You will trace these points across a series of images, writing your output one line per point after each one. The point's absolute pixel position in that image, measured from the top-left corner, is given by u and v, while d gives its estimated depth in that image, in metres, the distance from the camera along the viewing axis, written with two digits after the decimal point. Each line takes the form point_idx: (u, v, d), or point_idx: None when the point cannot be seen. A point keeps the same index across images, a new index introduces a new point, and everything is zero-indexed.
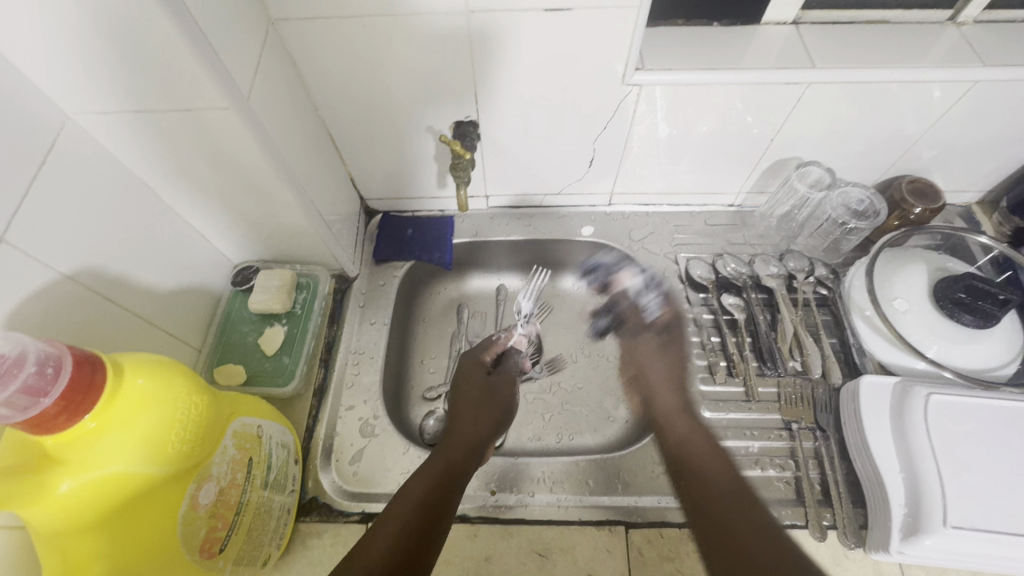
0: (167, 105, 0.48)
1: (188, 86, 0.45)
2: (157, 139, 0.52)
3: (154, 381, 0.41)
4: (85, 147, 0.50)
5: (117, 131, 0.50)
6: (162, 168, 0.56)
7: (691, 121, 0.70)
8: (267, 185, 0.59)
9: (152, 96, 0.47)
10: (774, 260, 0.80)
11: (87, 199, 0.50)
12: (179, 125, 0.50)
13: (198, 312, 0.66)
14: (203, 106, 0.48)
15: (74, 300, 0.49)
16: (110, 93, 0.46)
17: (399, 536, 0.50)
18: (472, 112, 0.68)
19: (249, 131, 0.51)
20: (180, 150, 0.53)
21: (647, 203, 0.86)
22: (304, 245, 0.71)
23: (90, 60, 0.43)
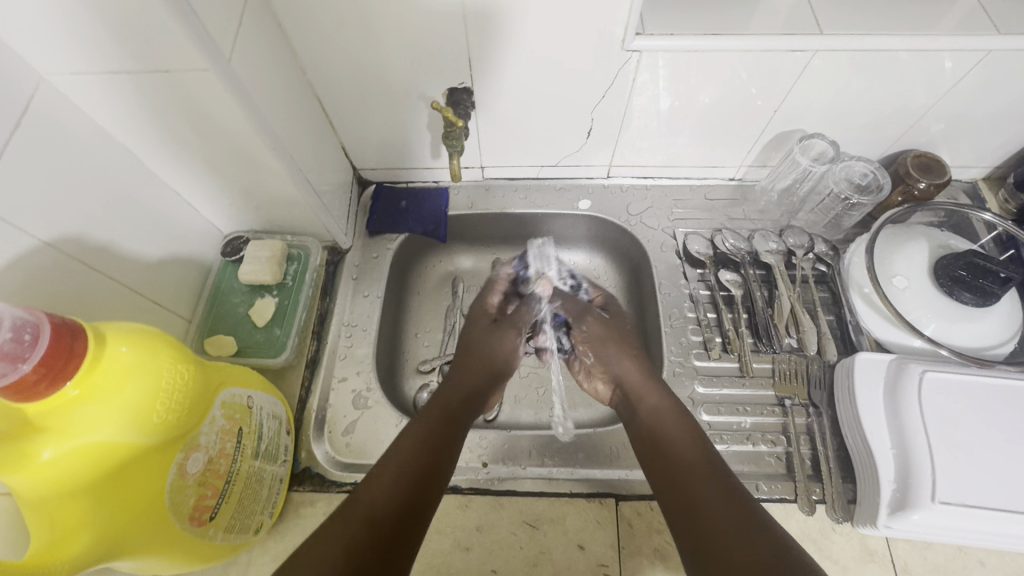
0: (145, 65, 0.46)
1: (166, 45, 0.43)
2: (136, 101, 0.50)
3: (138, 349, 0.41)
4: (62, 110, 0.48)
5: (95, 93, 0.49)
6: (145, 133, 0.54)
7: (693, 91, 0.68)
8: (254, 151, 0.57)
9: (129, 56, 0.45)
10: (773, 236, 0.79)
11: (66, 164, 0.48)
12: (160, 87, 0.48)
13: (186, 282, 0.65)
14: (182, 67, 0.46)
15: (56, 268, 0.48)
16: (83, 51, 0.44)
17: (396, 486, 0.48)
18: (467, 78, 0.66)
19: (232, 94, 0.49)
20: (162, 113, 0.52)
21: (647, 176, 0.84)
22: (296, 216, 0.70)
23: (62, 16, 0.41)
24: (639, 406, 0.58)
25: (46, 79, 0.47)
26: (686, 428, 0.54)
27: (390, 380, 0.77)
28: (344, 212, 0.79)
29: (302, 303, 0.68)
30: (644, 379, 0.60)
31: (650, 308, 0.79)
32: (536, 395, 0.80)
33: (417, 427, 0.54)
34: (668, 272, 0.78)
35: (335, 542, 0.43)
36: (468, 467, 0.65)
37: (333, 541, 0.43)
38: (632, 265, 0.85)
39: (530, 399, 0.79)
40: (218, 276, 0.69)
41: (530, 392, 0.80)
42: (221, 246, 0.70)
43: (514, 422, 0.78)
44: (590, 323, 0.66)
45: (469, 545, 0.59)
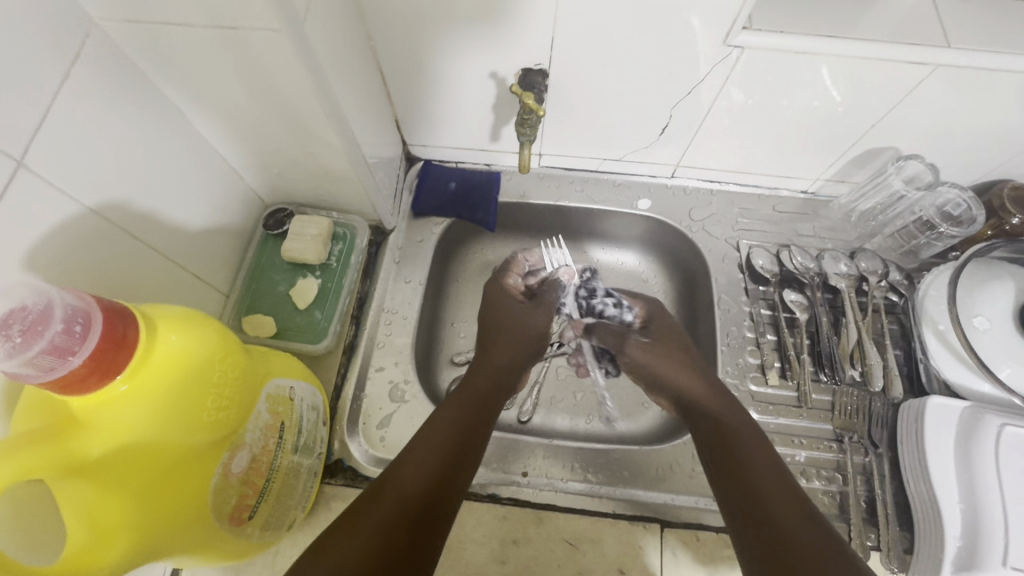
0: (207, 19, 0.41)
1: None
2: (192, 57, 0.45)
3: (190, 340, 0.37)
4: (110, 61, 0.43)
5: (149, 44, 0.43)
6: (197, 91, 0.49)
7: (785, 95, 0.62)
8: (313, 121, 0.52)
9: (192, 7, 0.40)
10: (845, 258, 0.74)
11: (113, 123, 0.44)
12: (223, 44, 0.43)
13: (225, 253, 0.61)
14: (250, 25, 0.41)
15: (98, 237, 0.44)
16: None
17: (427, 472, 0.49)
18: (544, 60, 0.60)
19: (301, 60, 0.44)
20: (221, 72, 0.46)
21: (714, 180, 0.78)
22: (344, 191, 0.65)
23: None
24: (702, 415, 0.60)
25: (94, 24, 0.41)
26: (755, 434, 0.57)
27: (425, 370, 0.74)
28: (391, 189, 0.74)
29: (347, 286, 0.64)
30: (707, 390, 0.62)
31: (704, 322, 0.75)
32: (573, 399, 0.78)
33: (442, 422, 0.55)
34: (728, 286, 0.74)
35: (366, 527, 0.44)
36: (510, 478, 0.62)
37: (376, 526, 0.44)
38: (686, 273, 0.80)
39: (568, 402, 0.78)
40: (259, 249, 0.65)
41: (567, 395, 0.78)
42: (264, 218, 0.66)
43: (552, 428, 0.76)
44: (631, 350, 0.72)
45: (505, 559, 0.57)
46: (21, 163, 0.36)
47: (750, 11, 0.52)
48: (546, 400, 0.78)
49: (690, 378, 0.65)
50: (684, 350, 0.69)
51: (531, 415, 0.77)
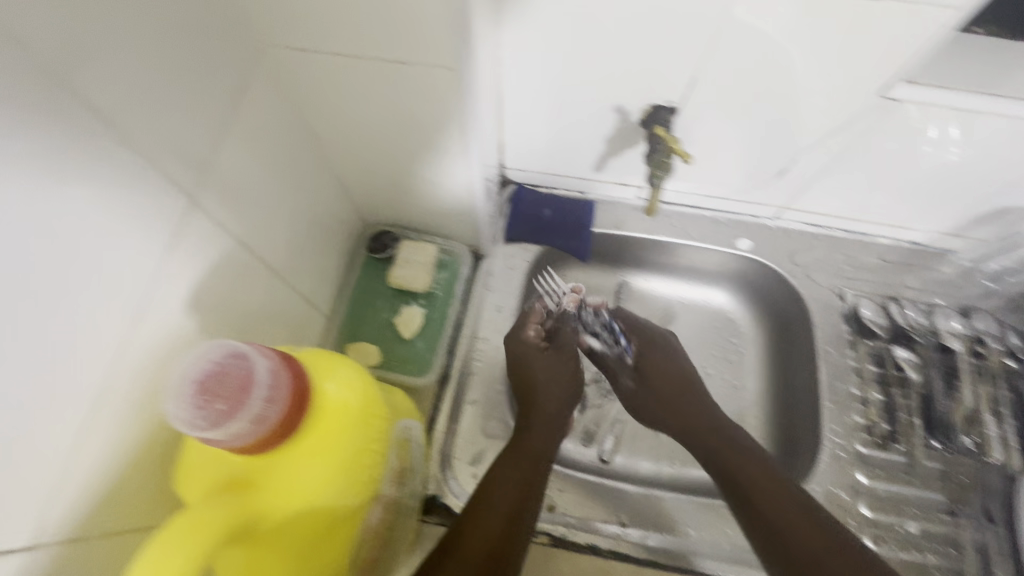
0: (383, 57, 0.42)
1: (420, 43, 0.40)
2: (350, 91, 0.46)
3: (353, 395, 0.37)
4: (268, 88, 0.45)
5: (310, 67, 0.44)
6: (337, 115, 0.50)
7: (925, 147, 0.58)
8: (441, 162, 0.53)
9: (371, 46, 0.41)
10: (957, 316, 0.71)
11: (263, 150, 0.45)
12: (383, 74, 0.44)
13: (328, 274, 0.61)
14: (422, 66, 0.42)
15: (228, 260, 0.43)
16: (322, 26, 0.40)
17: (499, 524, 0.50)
18: (677, 98, 0.58)
19: (458, 104, 0.45)
20: (369, 100, 0.47)
21: (819, 224, 0.75)
22: (449, 222, 0.64)
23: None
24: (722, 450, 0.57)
25: (258, 44, 0.42)
26: (743, 448, 0.57)
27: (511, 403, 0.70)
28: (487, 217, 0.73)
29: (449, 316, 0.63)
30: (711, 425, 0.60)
31: (803, 372, 0.72)
32: (655, 440, 0.76)
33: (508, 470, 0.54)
34: (832, 337, 0.71)
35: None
36: (608, 527, 0.60)
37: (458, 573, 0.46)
38: (780, 318, 0.77)
39: (651, 443, 0.75)
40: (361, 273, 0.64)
41: (650, 435, 0.76)
42: (367, 241, 0.64)
43: (634, 471, 0.74)
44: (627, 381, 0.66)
45: None
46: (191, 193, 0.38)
47: (917, 64, 0.49)
48: (628, 439, 0.75)
49: (693, 416, 0.61)
50: (687, 380, 0.64)
51: (612, 454, 0.74)
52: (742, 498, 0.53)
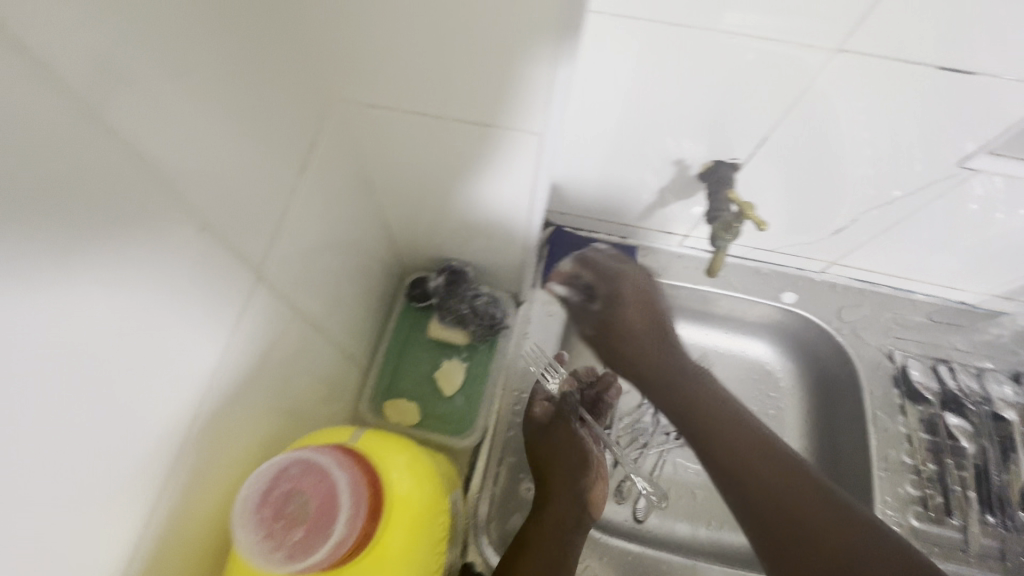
0: (462, 115, 0.39)
1: (506, 103, 0.37)
2: (420, 144, 0.44)
3: (417, 489, 0.42)
4: (336, 144, 0.43)
5: (381, 123, 0.42)
6: (400, 168, 0.47)
7: (992, 215, 0.57)
8: (502, 214, 0.51)
9: (452, 104, 0.39)
10: (1008, 381, 0.69)
11: (322, 207, 0.43)
12: (460, 135, 0.42)
13: (367, 325, 0.58)
14: (505, 125, 0.39)
15: (278, 325, 0.40)
16: (403, 86, 0.38)
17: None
18: (742, 156, 0.56)
19: (534, 161, 0.43)
20: (439, 157, 0.45)
21: (865, 280, 0.73)
22: (500, 268, 0.61)
23: (410, 57, 0.35)
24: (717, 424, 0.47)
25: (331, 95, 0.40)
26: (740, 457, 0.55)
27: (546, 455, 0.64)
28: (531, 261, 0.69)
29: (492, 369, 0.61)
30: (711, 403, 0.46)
31: (849, 435, 0.69)
32: (691, 498, 0.73)
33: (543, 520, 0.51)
34: (882, 402, 0.68)
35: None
36: None
37: None
38: (823, 376, 0.75)
39: (687, 502, 0.72)
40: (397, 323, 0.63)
41: (686, 493, 0.73)
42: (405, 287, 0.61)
43: (670, 532, 0.71)
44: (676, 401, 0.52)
45: None
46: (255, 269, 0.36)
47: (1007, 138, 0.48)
48: (662, 498, 0.72)
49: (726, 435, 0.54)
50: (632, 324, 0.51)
51: (646, 514, 0.71)
52: (745, 492, 0.54)
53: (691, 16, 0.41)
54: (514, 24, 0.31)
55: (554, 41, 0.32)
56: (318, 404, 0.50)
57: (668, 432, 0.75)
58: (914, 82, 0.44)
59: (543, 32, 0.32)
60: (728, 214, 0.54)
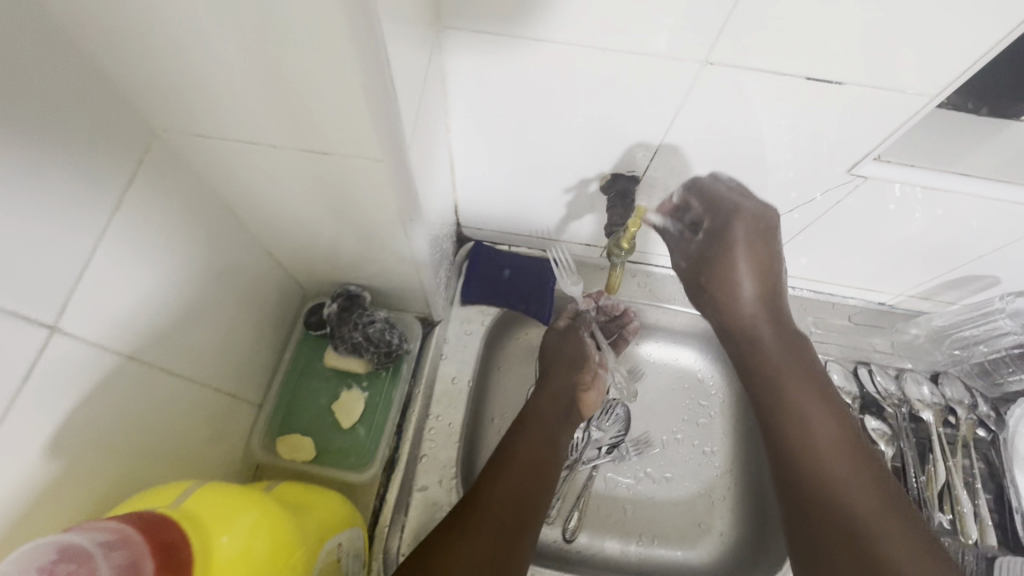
0: (297, 144, 0.34)
1: (339, 131, 0.32)
2: (269, 175, 0.38)
3: (237, 538, 0.36)
4: (169, 178, 0.37)
5: (214, 151, 0.37)
6: (256, 195, 0.42)
7: (894, 219, 0.57)
8: (387, 236, 0.47)
9: (283, 130, 0.33)
10: (927, 382, 0.69)
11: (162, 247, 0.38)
12: (302, 165, 0.37)
13: (259, 359, 0.56)
14: (348, 154, 0.34)
15: (138, 385, 0.38)
16: (228, 113, 0.33)
17: (510, 501, 0.53)
18: (639, 167, 0.56)
19: (397, 189, 0.38)
20: (292, 185, 0.40)
21: (787, 284, 0.73)
22: (403, 288, 0.60)
23: (217, 80, 0.30)
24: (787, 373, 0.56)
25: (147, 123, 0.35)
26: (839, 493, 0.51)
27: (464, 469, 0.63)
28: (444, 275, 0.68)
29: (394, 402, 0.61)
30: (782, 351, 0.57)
31: None
32: (622, 513, 0.71)
33: (526, 449, 0.57)
34: None
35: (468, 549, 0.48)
36: None
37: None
38: None
39: (617, 517, 0.71)
40: (297, 350, 0.61)
41: (616, 508, 0.71)
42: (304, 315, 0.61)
43: (600, 551, 0.69)
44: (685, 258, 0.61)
45: None
46: (53, 328, 0.30)
47: (887, 146, 0.49)
48: (593, 514, 0.71)
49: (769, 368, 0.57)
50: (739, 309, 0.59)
51: (576, 532, 0.69)
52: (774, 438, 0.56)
53: (558, 31, 0.41)
54: (308, 48, 0.26)
55: (360, 61, 0.27)
56: (192, 451, 0.46)
57: (600, 447, 0.73)
58: (790, 92, 0.44)
59: (343, 60, 0.27)
60: (621, 228, 0.54)
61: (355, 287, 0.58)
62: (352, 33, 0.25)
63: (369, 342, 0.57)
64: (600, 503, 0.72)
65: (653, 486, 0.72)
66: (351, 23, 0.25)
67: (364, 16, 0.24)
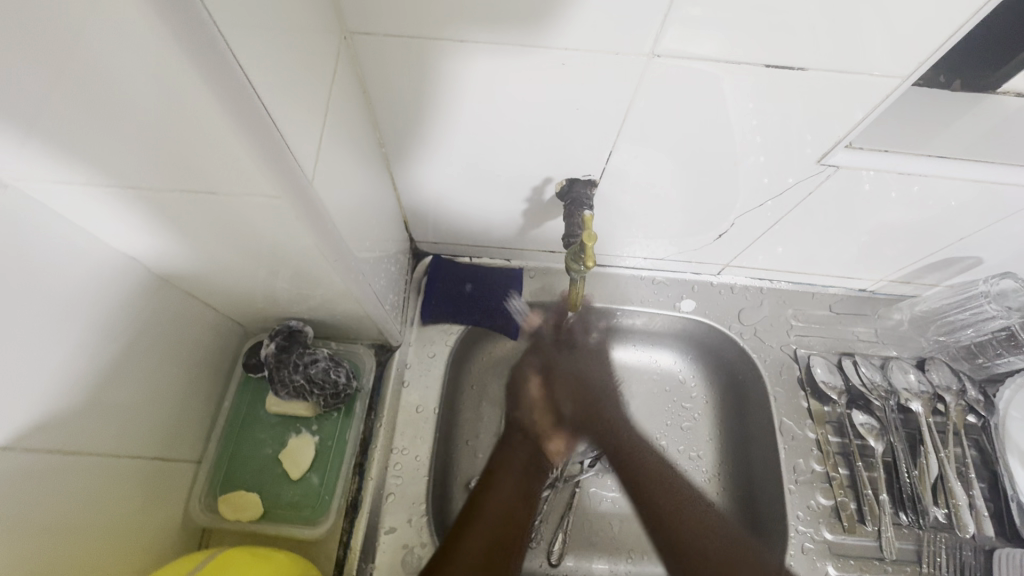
0: (187, 187, 0.32)
1: (223, 169, 0.30)
2: (170, 221, 0.36)
3: None
4: (51, 234, 0.35)
5: (103, 202, 0.34)
6: (163, 247, 0.40)
7: (869, 206, 0.54)
8: (315, 272, 0.43)
9: (167, 175, 0.31)
10: (913, 369, 0.66)
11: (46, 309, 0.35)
12: (197, 205, 0.34)
13: (196, 414, 0.53)
14: (242, 193, 0.32)
15: (28, 468, 0.35)
16: (102, 166, 0.31)
17: (503, 513, 0.55)
18: (594, 171, 0.52)
19: (306, 224, 0.36)
20: (196, 231, 0.38)
21: (763, 277, 0.70)
22: (354, 319, 0.55)
23: (75, 135, 0.28)
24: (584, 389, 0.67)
25: (19, 189, 0.33)
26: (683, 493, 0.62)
27: (436, 503, 0.58)
28: (398, 303, 0.63)
29: (348, 442, 0.57)
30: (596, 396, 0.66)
31: (760, 445, 0.65)
32: (609, 529, 0.63)
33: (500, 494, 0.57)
34: (788, 408, 0.65)
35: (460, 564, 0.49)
36: None
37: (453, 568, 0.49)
38: (732, 383, 0.70)
39: (603, 534, 0.63)
40: (237, 396, 0.58)
41: (602, 525, 0.64)
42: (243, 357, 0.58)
43: None
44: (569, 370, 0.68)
45: None
46: None
47: (858, 132, 0.45)
48: (577, 531, 0.63)
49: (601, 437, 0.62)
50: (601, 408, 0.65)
51: (562, 555, 0.61)
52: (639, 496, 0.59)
53: (478, 30, 0.38)
54: (147, 83, 0.25)
55: (217, 92, 0.25)
56: (126, 509, 0.44)
57: (582, 460, 0.65)
58: (747, 82, 0.41)
59: (192, 91, 0.25)
60: (579, 240, 0.51)
61: (295, 322, 0.55)
62: (193, 56, 0.24)
63: (314, 384, 0.54)
64: (584, 521, 0.64)
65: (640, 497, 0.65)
66: (188, 47, 0.23)
67: (194, 31, 0.23)
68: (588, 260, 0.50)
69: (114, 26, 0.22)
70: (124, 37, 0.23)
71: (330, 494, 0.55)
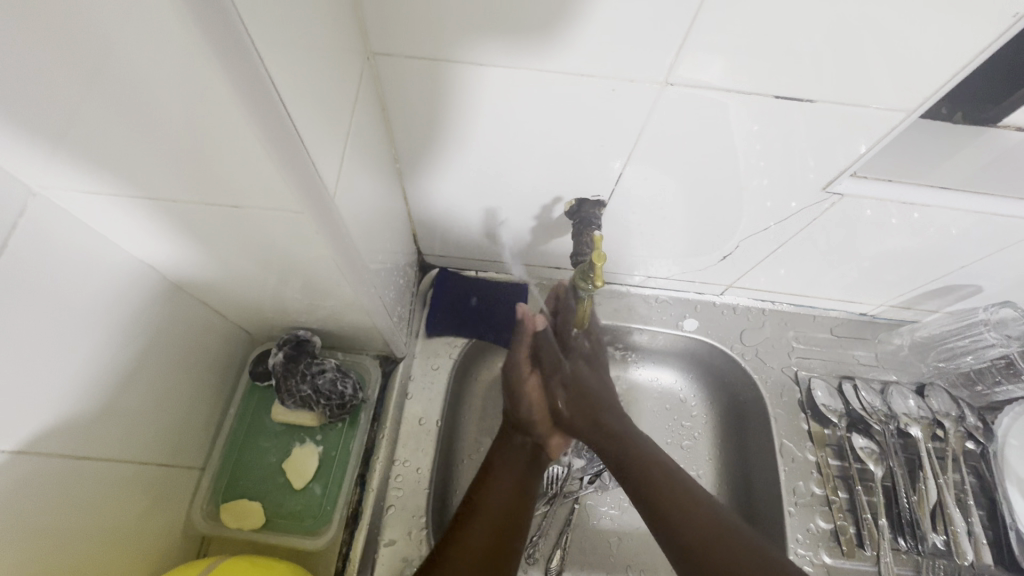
0: (210, 199, 0.33)
1: (247, 182, 0.31)
2: (188, 231, 0.37)
3: None
4: (76, 244, 0.36)
5: (125, 212, 0.35)
6: (182, 257, 0.41)
7: (873, 232, 0.54)
8: (326, 282, 0.44)
9: (190, 188, 0.32)
10: (913, 394, 0.67)
11: (66, 316, 0.36)
12: (218, 217, 0.35)
13: (203, 420, 0.54)
14: (261, 206, 0.33)
15: (37, 473, 0.35)
16: (128, 176, 0.31)
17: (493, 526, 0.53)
18: (604, 192, 0.53)
19: (322, 236, 0.36)
20: (216, 242, 0.38)
21: (766, 299, 0.71)
22: (361, 330, 0.56)
23: (108, 149, 0.29)
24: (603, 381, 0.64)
25: (48, 198, 0.34)
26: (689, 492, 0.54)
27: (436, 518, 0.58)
28: (404, 314, 0.63)
29: (351, 453, 0.57)
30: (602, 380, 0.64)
31: (761, 466, 0.65)
32: (609, 548, 0.63)
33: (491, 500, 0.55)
34: (788, 430, 0.65)
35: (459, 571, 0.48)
36: None
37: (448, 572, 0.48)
38: (733, 403, 0.71)
39: (602, 552, 0.63)
40: (243, 404, 0.58)
41: (601, 543, 0.63)
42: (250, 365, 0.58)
43: None
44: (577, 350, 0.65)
45: None
46: None
47: (863, 162, 0.46)
48: (576, 548, 0.63)
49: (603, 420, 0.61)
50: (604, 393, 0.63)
51: (560, 571, 0.60)
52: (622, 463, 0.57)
53: (496, 53, 0.39)
54: (184, 102, 0.26)
55: (251, 110, 0.26)
56: (130, 514, 0.44)
57: (583, 476, 0.65)
58: (754, 111, 0.42)
59: (226, 109, 0.26)
60: (587, 260, 0.52)
61: (304, 332, 0.56)
62: (229, 76, 0.25)
63: (320, 394, 0.55)
64: (584, 538, 0.63)
65: (639, 515, 0.65)
66: (227, 69, 0.24)
67: (235, 55, 0.24)
68: (597, 279, 0.50)
69: (158, 48, 0.23)
70: (167, 56, 0.24)
71: (332, 506, 0.55)
